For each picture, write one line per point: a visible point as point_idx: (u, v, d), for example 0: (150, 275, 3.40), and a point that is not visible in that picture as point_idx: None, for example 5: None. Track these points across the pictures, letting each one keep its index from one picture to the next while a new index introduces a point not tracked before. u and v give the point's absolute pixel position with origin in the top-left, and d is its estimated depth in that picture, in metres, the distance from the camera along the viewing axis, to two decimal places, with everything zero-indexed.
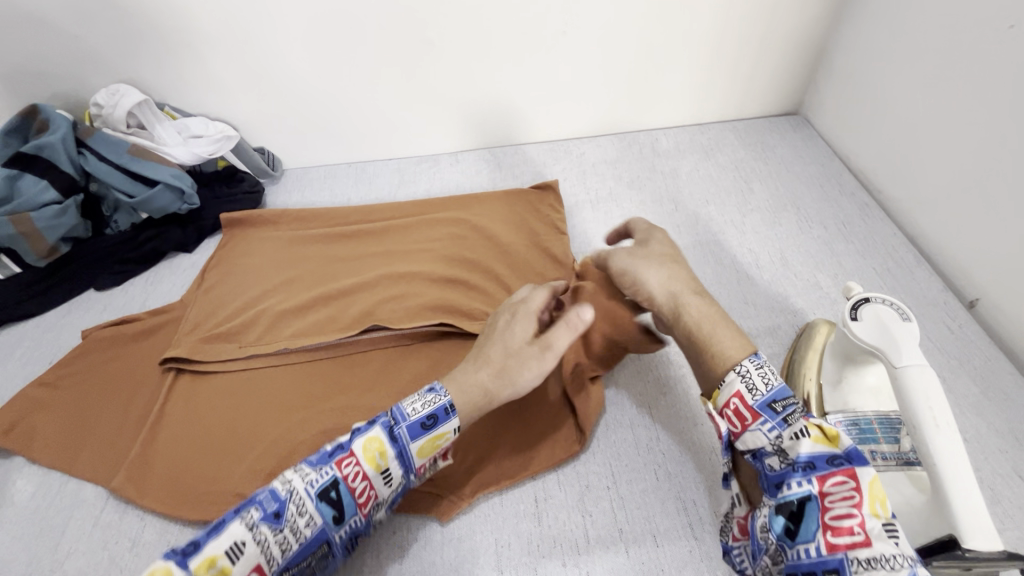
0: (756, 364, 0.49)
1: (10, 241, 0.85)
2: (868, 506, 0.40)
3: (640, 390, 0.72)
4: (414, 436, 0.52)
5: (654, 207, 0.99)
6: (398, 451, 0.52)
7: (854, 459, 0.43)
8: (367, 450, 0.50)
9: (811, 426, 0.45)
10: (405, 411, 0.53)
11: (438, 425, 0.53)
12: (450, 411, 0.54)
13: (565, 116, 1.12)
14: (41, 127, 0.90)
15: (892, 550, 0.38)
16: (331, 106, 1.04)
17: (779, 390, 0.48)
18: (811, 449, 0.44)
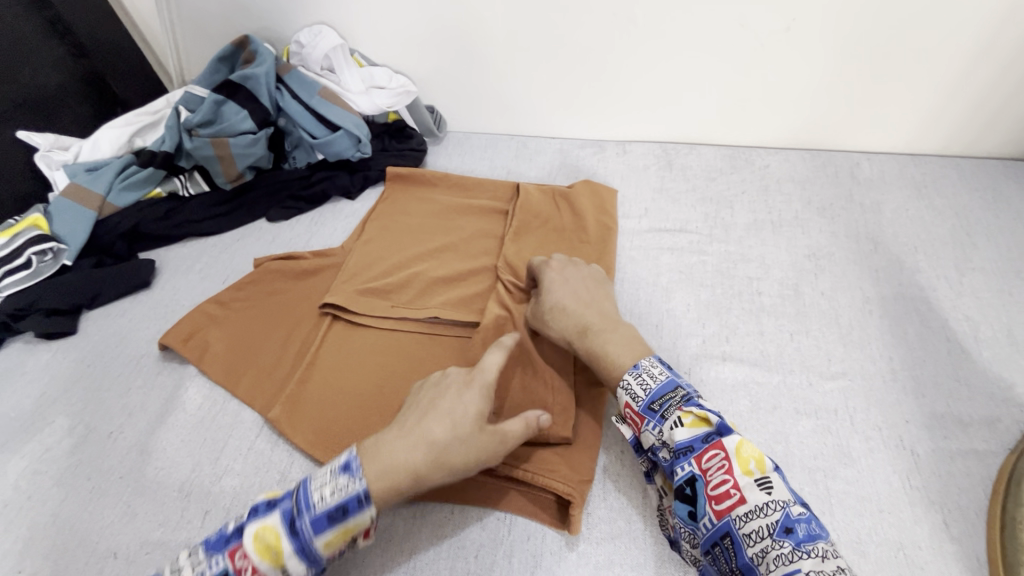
0: (634, 374, 0.59)
1: (207, 161, 0.92)
2: (740, 467, 0.51)
3: (814, 455, 0.64)
4: (318, 531, 0.51)
5: (849, 243, 0.86)
6: (300, 546, 0.51)
7: (724, 432, 0.52)
8: (258, 541, 0.51)
9: (685, 415, 0.54)
10: (312, 501, 0.52)
11: (348, 519, 0.52)
12: (363, 502, 0.52)
13: (754, 121, 1.00)
14: (248, 58, 0.95)
15: (762, 499, 0.49)
16: (510, 77, 1.01)
17: (657, 391, 0.57)
18: (686, 434, 0.53)
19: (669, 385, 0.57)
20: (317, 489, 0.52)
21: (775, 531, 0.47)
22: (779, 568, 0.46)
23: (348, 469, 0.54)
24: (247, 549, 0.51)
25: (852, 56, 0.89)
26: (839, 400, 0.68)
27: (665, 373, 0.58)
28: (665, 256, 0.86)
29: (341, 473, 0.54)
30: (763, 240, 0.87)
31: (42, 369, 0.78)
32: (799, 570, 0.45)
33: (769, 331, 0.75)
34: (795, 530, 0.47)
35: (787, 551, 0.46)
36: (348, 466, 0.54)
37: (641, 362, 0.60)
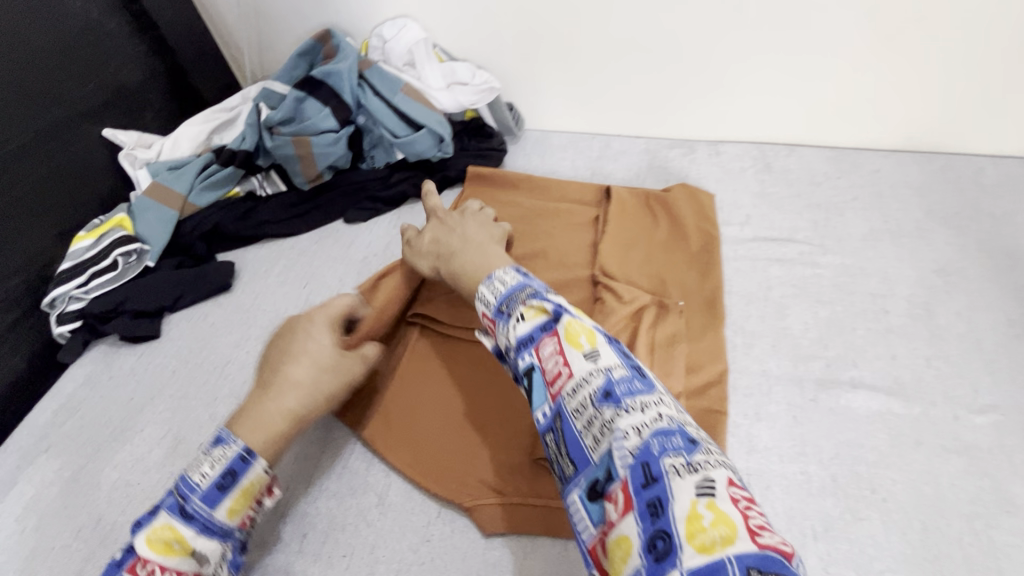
0: (487, 284, 0.52)
1: (287, 160, 0.89)
2: (572, 345, 0.43)
3: (971, 500, 0.57)
4: (212, 504, 0.49)
5: (982, 257, 0.78)
6: (199, 524, 0.48)
7: (561, 315, 0.45)
8: (153, 544, 0.47)
9: (528, 308, 0.46)
10: (193, 484, 0.49)
11: (240, 480, 0.50)
12: (247, 458, 0.51)
13: (864, 121, 0.92)
14: (329, 53, 0.91)
15: (586, 369, 0.42)
16: (598, 73, 0.95)
17: (501, 292, 0.50)
18: (528, 326, 0.46)
19: (519, 286, 0.49)
20: (194, 471, 0.50)
21: (596, 398, 0.40)
22: (604, 437, 0.39)
23: (217, 442, 0.51)
24: (145, 556, 0.47)
25: (990, 49, 0.80)
26: (993, 438, 0.61)
27: (517, 276, 0.50)
28: (774, 268, 0.79)
29: (214, 447, 0.51)
30: (882, 252, 0.80)
31: (129, 374, 0.76)
32: (618, 429, 0.38)
33: (902, 356, 0.68)
34: (615, 391, 0.40)
35: (607, 417, 0.39)
36: (219, 437, 0.52)
37: (496, 273, 0.52)
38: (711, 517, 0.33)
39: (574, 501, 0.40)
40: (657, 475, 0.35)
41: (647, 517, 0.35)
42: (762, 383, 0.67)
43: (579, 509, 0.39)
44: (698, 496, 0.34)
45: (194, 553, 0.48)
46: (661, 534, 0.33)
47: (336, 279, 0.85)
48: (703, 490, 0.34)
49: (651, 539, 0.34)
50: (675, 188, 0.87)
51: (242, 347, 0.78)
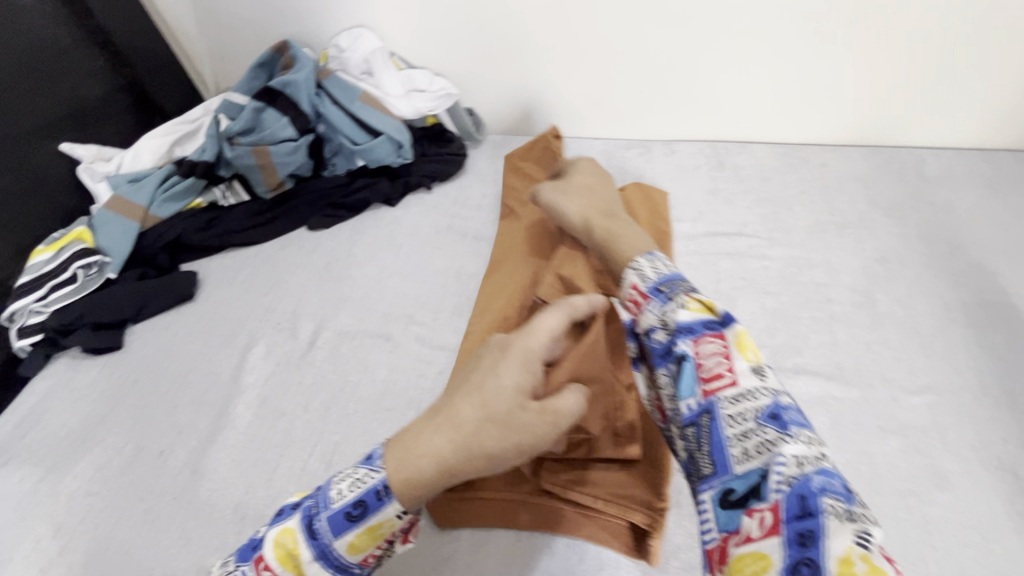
0: (649, 261, 0.52)
1: (248, 170, 0.90)
2: (737, 353, 0.44)
3: (905, 476, 0.59)
4: (336, 532, 0.46)
5: (922, 245, 0.81)
6: (320, 548, 0.46)
7: (729, 322, 0.46)
8: (277, 548, 0.47)
9: (691, 299, 0.47)
10: (329, 499, 0.46)
11: (368, 517, 0.45)
12: (382, 497, 0.45)
13: (811, 117, 0.95)
14: (287, 64, 0.93)
15: (754, 383, 0.42)
16: (553, 76, 0.97)
17: (670, 278, 0.50)
18: (691, 315, 0.46)
19: (674, 276, 0.50)
20: (335, 486, 0.47)
21: (760, 415, 0.41)
22: (761, 455, 0.39)
23: (368, 462, 0.47)
24: (270, 554, 0.47)
25: (921, 45, 0.84)
26: (928, 417, 0.63)
27: (675, 266, 0.51)
28: (724, 262, 0.82)
29: (360, 466, 0.47)
30: (828, 243, 0.83)
31: (90, 385, 0.77)
32: (781, 454, 0.38)
33: (843, 342, 0.71)
34: (784, 417, 0.40)
35: (770, 438, 0.39)
36: (371, 458, 0.48)
37: (656, 253, 0.53)
38: (863, 566, 0.32)
39: (706, 500, 0.41)
40: (816, 510, 0.35)
41: (793, 545, 0.35)
42: None
43: (709, 509, 0.41)
44: (852, 543, 0.33)
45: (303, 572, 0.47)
46: (807, 562, 0.34)
47: (299, 286, 0.86)
48: (859, 537, 0.33)
49: (794, 565, 0.34)
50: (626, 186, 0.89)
51: (204, 355, 0.79)
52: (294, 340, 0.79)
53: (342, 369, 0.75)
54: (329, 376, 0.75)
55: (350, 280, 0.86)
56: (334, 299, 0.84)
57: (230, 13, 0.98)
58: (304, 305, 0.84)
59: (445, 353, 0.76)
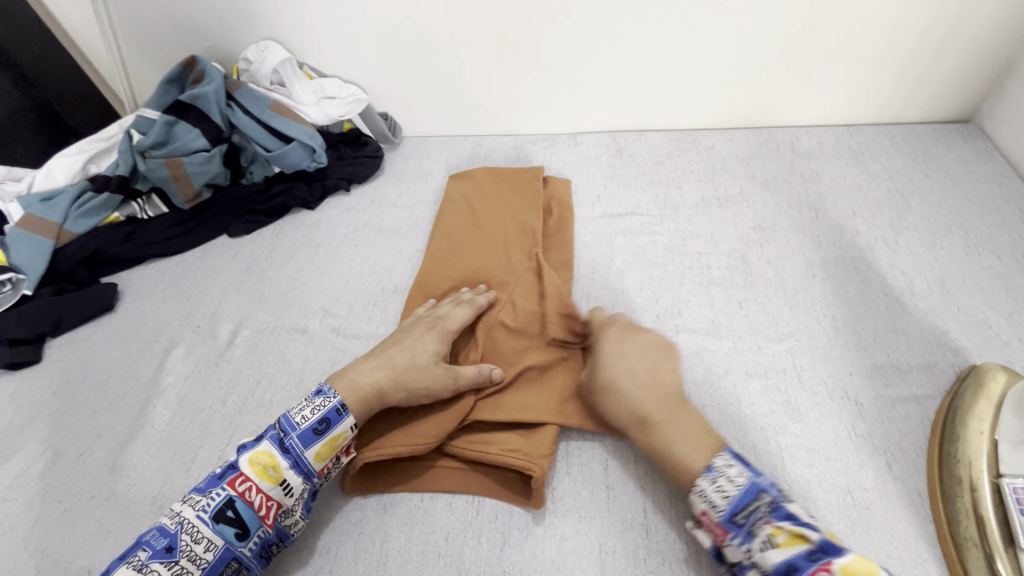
0: (712, 480, 0.54)
1: (163, 182, 0.93)
2: None
3: (766, 411, 0.67)
4: (307, 443, 0.59)
5: (792, 212, 0.90)
6: (294, 458, 0.58)
7: (828, 548, 0.47)
8: (254, 465, 0.56)
9: (777, 531, 0.49)
10: (296, 422, 0.59)
11: (331, 428, 0.60)
12: (342, 411, 0.61)
13: (696, 105, 1.04)
14: (197, 78, 0.97)
15: None
16: (458, 79, 1.03)
17: (737, 501, 0.52)
18: (783, 555, 0.48)
19: (753, 489, 0.52)
20: (298, 412, 0.60)
21: None
22: None
23: (320, 393, 0.62)
24: (246, 473, 0.56)
25: (782, 35, 0.92)
26: (787, 360, 0.71)
27: (745, 477, 0.54)
28: (618, 239, 0.89)
29: (315, 397, 0.62)
30: (710, 217, 0.90)
31: (7, 399, 0.78)
32: None
33: (719, 301, 0.78)
34: None
35: None
36: (321, 392, 0.62)
37: (716, 463, 0.55)
38: None
39: None
40: None
41: None
42: None
43: None
44: None
45: (282, 483, 0.57)
46: None
47: (219, 289, 0.89)
48: None
49: None
50: (529, 174, 0.95)
51: (123, 362, 0.81)
52: (213, 341, 0.82)
53: (260, 364, 0.79)
54: (247, 370, 0.78)
55: (269, 281, 0.90)
56: (253, 299, 0.87)
57: (137, 32, 1.01)
58: (224, 307, 0.87)
59: (359, 341, 0.80)
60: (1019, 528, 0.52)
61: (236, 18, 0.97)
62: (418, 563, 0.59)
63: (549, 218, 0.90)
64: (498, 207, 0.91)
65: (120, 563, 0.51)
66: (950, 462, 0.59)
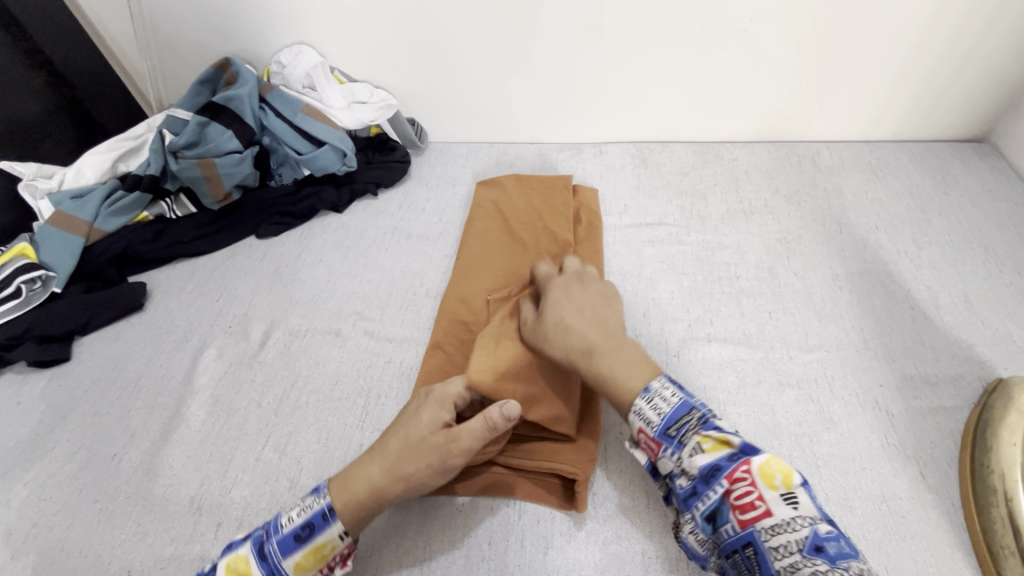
0: (647, 399, 0.55)
1: (194, 182, 0.93)
2: (765, 484, 0.48)
3: (800, 420, 0.68)
4: (286, 551, 0.54)
5: (816, 226, 0.91)
6: (269, 567, 0.53)
7: (747, 451, 0.50)
8: (231, 570, 0.53)
9: (704, 439, 0.52)
10: (280, 524, 0.55)
11: (313, 536, 0.54)
12: (326, 517, 0.55)
13: (720, 118, 1.06)
14: (230, 80, 0.97)
15: (790, 515, 0.47)
16: (487, 87, 1.04)
17: (672, 414, 0.54)
18: (708, 460, 0.51)
19: (685, 407, 0.54)
20: (286, 512, 0.56)
21: (804, 548, 0.46)
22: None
23: (315, 491, 0.57)
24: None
25: (807, 53, 0.95)
26: (819, 369, 0.73)
27: (678, 395, 0.55)
28: (646, 249, 0.90)
29: (309, 495, 0.57)
30: (737, 228, 0.92)
31: (38, 397, 0.77)
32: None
33: (748, 312, 0.80)
34: (827, 548, 0.45)
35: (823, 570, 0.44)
36: (316, 488, 0.58)
37: (652, 383, 0.56)
38: None
39: None
40: None
41: None
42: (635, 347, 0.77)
43: None
44: None
45: None
46: None
47: (249, 291, 0.90)
48: None
49: None
50: (559, 182, 0.96)
51: (155, 361, 0.81)
52: (246, 342, 0.82)
53: (294, 366, 0.79)
54: (281, 372, 0.78)
55: (299, 283, 0.90)
56: (284, 300, 0.88)
57: (169, 32, 1.01)
58: (255, 308, 0.87)
59: (392, 344, 0.81)
60: None
61: (271, 21, 0.98)
62: (462, 567, 0.59)
63: (587, 231, 0.90)
64: (530, 214, 0.92)
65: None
66: (984, 474, 0.60)
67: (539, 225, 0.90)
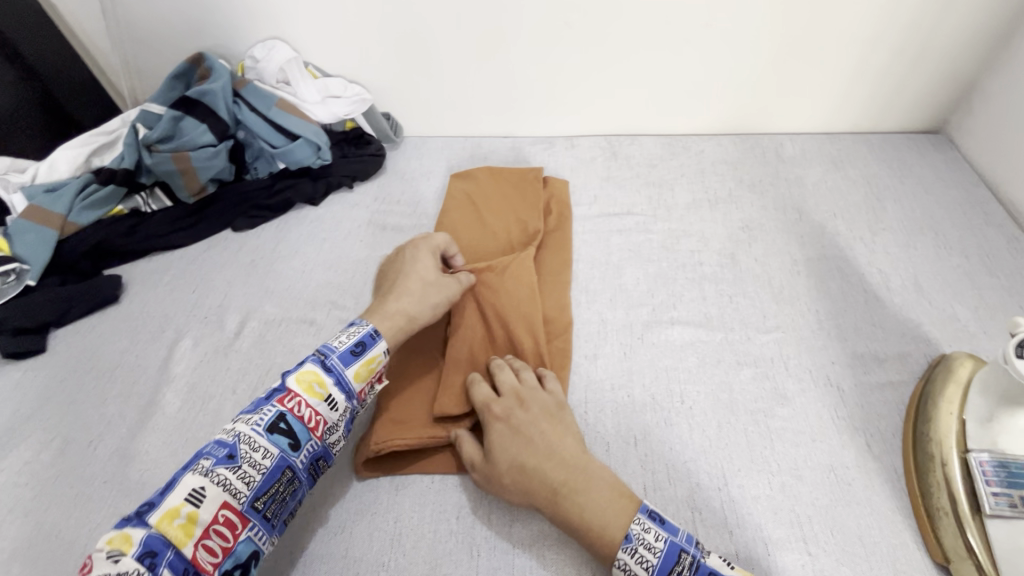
0: (630, 551, 0.53)
1: (169, 176, 0.94)
2: None
3: (756, 396, 0.71)
4: (347, 363, 0.61)
5: (778, 214, 0.95)
6: (334, 376, 0.60)
7: None
8: (300, 382, 0.58)
9: None
10: (333, 346, 0.62)
11: (366, 351, 0.62)
12: (375, 336, 0.64)
13: (687, 110, 1.09)
14: (204, 74, 0.98)
15: None
16: (460, 81, 1.06)
17: (660, 567, 0.52)
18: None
19: (672, 551, 0.53)
20: (334, 339, 0.63)
21: None
22: None
23: (354, 323, 0.65)
24: (294, 390, 0.57)
25: (768, 47, 0.98)
26: (775, 349, 0.76)
27: (662, 540, 0.53)
28: (615, 237, 0.93)
29: (348, 326, 0.64)
30: (701, 217, 0.95)
31: (13, 388, 0.78)
32: None
33: (710, 296, 0.83)
34: None
35: None
36: (351, 324, 0.65)
37: (631, 530, 0.54)
38: None
39: None
40: None
41: None
42: (601, 331, 0.80)
43: None
44: None
45: (326, 399, 0.59)
46: None
47: (225, 282, 0.91)
48: None
49: None
50: (532, 172, 0.99)
51: (130, 351, 0.82)
52: (221, 332, 0.84)
53: (269, 355, 0.81)
54: (256, 360, 0.80)
55: (275, 274, 0.92)
56: (260, 291, 0.89)
57: (143, 27, 1.02)
58: (230, 299, 0.88)
59: None
60: (984, 497, 0.57)
61: (244, 16, 0.99)
62: (431, 541, 0.61)
63: (561, 224, 0.92)
64: (502, 205, 0.95)
65: (183, 472, 0.52)
66: (922, 442, 0.63)
67: (511, 215, 0.93)
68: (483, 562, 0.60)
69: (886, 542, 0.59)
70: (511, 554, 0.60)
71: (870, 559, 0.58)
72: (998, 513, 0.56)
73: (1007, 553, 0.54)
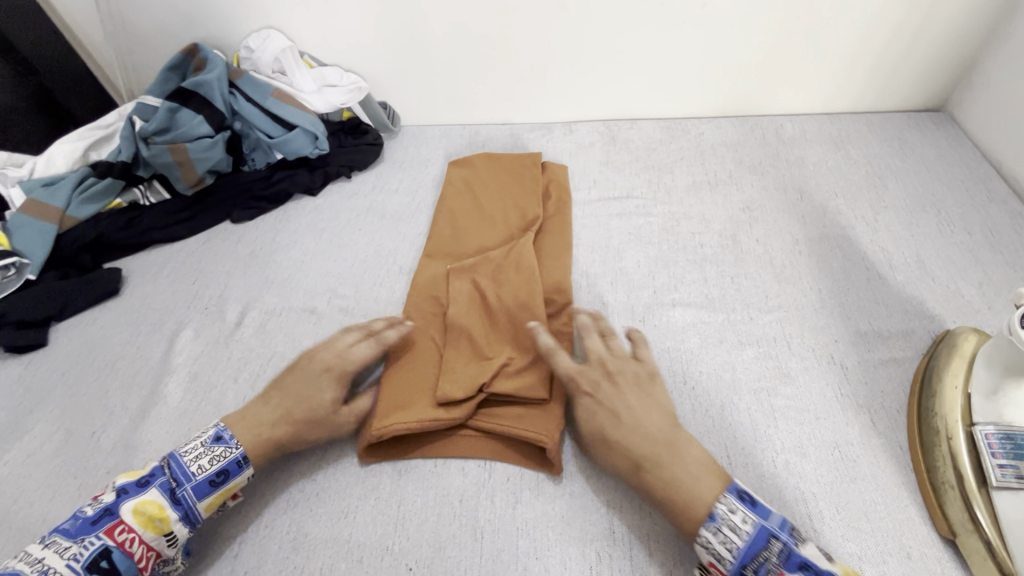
0: (714, 531, 0.53)
1: (166, 168, 0.93)
2: None
3: (759, 375, 0.71)
4: (200, 496, 0.57)
5: (779, 195, 0.94)
6: (183, 509, 0.56)
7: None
8: (139, 515, 0.54)
9: None
10: (190, 472, 0.57)
11: (228, 481, 0.58)
12: (241, 465, 0.59)
13: (686, 93, 1.08)
14: (199, 65, 0.98)
15: None
16: (456, 68, 1.05)
17: (746, 549, 0.52)
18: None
19: (761, 534, 0.52)
20: (192, 462, 0.58)
21: None
22: None
23: (220, 441, 0.60)
24: (128, 525, 0.53)
25: (767, 26, 0.97)
26: (777, 329, 0.75)
27: (751, 522, 0.52)
28: (614, 221, 0.92)
29: (213, 444, 0.59)
30: (702, 199, 0.95)
31: (16, 382, 0.78)
32: None
33: (712, 277, 0.83)
34: None
35: None
36: (220, 437, 0.60)
37: (717, 509, 0.53)
38: None
39: None
40: None
41: None
42: (602, 313, 0.79)
43: None
44: None
45: (167, 534, 0.55)
46: None
47: (224, 273, 0.91)
48: None
49: None
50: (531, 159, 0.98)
51: (132, 343, 0.82)
52: (222, 322, 0.84)
53: (269, 344, 0.81)
54: (257, 349, 0.80)
55: (274, 264, 0.91)
56: (260, 281, 0.89)
57: (136, 20, 1.01)
58: (230, 290, 0.88)
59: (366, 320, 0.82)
60: (991, 469, 0.57)
61: (237, 6, 0.98)
62: (434, 524, 0.61)
63: (560, 205, 0.92)
64: (500, 191, 0.94)
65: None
66: (927, 417, 0.63)
67: (509, 201, 0.92)
68: (487, 544, 0.60)
69: (892, 516, 0.59)
70: (514, 535, 0.60)
71: (875, 533, 0.57)
72: (1005, 485, 0.55)
73: (1012, 524, 0.54)
